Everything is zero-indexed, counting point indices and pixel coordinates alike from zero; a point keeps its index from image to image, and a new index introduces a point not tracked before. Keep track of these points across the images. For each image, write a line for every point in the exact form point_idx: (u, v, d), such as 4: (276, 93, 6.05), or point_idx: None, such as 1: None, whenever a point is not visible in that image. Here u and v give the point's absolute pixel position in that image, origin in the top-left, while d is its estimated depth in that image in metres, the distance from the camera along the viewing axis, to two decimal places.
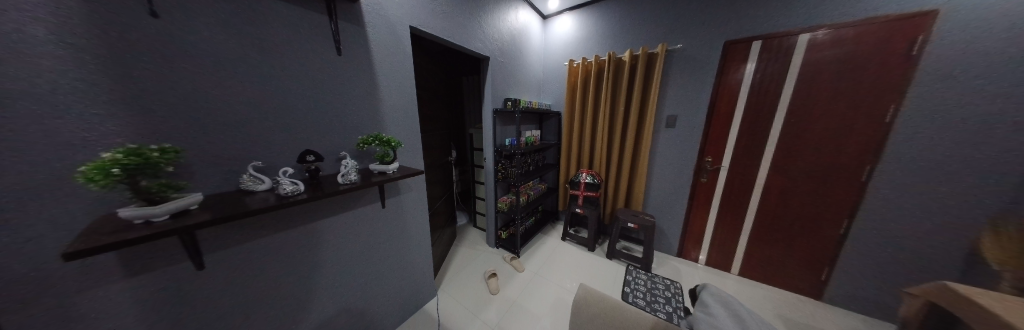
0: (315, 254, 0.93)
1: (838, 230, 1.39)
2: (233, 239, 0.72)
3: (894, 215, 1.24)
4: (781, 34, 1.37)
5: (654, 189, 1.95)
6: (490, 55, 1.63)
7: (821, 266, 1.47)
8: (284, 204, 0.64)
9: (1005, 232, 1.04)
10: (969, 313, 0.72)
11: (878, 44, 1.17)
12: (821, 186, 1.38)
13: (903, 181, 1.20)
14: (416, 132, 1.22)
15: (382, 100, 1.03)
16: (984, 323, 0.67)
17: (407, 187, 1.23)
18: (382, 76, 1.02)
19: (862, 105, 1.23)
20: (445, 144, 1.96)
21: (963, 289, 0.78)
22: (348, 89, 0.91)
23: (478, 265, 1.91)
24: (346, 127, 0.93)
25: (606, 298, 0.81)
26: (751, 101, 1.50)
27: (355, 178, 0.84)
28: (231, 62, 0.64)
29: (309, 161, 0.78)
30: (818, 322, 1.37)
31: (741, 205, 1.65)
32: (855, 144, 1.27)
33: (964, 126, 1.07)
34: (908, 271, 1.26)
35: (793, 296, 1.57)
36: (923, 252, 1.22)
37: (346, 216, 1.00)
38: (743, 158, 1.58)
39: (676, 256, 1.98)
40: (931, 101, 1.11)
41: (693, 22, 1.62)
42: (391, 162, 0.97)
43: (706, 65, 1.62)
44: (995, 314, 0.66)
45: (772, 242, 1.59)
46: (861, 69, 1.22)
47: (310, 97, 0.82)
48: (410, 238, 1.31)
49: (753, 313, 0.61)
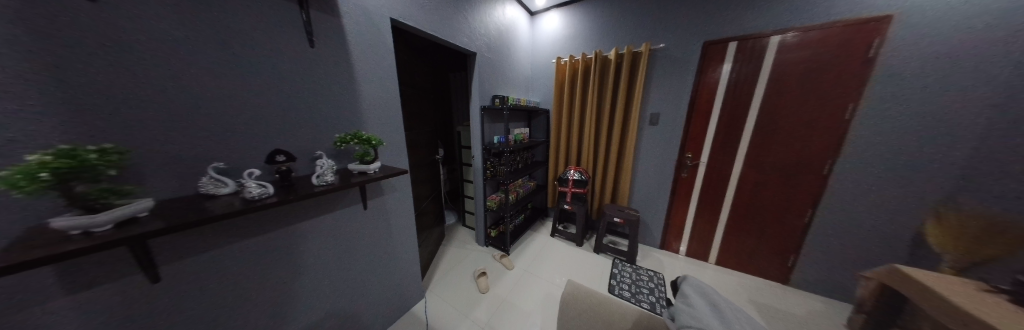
0: (291, 261, 0.87)
1: (804, 220, 1.50)
2: (195, 248, 0.66)
3: (851, 204, 1.36)
4: (754, 36, 1.45)
5: (639, 184, 2.01)
6: (477, 50, 1.60)
7: (788, 253, 1.59)
8: (250, 208, 0.59)
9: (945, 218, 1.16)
10: (921, 297, 0.78)
11: (841, 46, 1.26)
12: (788, 180, 1.49)
13: (859, 173, 1.32)
14: (399, 131, 1.18)
15: (361, 95, 0.99)
16: (939, 307, 0.72)
17: (391, 187, 1.19)
18: (361, 71, 0.97)
19: (825, 103, 1.33)
20: (431, 143, 1.91)
21: (913, 273, 0.85)
22: (324, 84, 0.86)
23: (467, 265, 1.89)
24: (322, 124, 0.88)
25: (593, 293, 0.82)
26: (728, 99, 1.58)
27: (332, 179, 0.79)
28: (187, 51, 0.58)
29: (279, 161, 0.73)
30: (787, 304, 1.48)
31: (718, 198, 1.73)
32: (819, 140, 1.37)
33: (910, 123, 1.18)
34: (863, 255, 1.39)
35: (764, 281, 1.68)
36: (875, 238, 1.34)
37: (324, 218, 0.94)
38: (720, 154, 1.66)
39: (659, 249, 2.06)
40: (883, 101, 1.22)
41: (675, 23, 1.67)
42: (371, 162, 0.92)
43: (687, 65, 1.67)
44: (948, 300, 0.71)
45: (745, 232, 1.70)
46: (825, 70, 1.31)
47: (281, 92, 0.76)
48: (396, 238, 1.27)
49: (730, 301, 0.64)
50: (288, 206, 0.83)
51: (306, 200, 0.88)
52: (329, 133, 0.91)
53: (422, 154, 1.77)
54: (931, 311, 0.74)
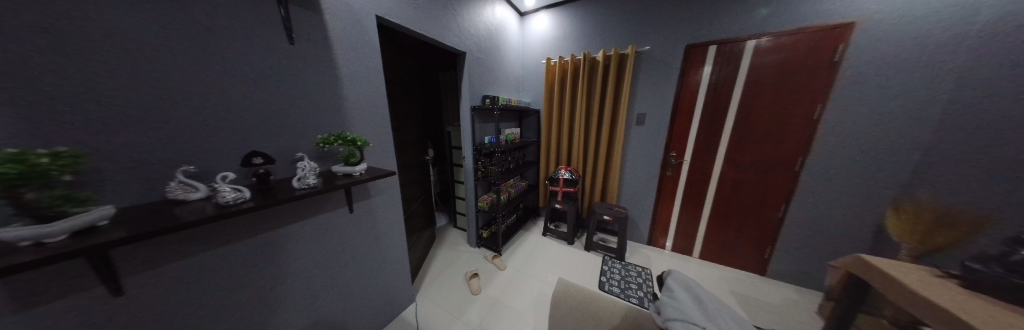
0: (271, 268, 0.83)
1: (778, 214, 1.59)
2: (163, 258, 0.61)
3: (820, 199, 1.46)
4: (732, 40, 1.52)
5: (627, 182, 2.07)
6: (466, 50, 1.58)
7: (765, 246, 1.67)
8: (225, 213, 0.55)
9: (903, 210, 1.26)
10: (886, 285, 0.83)
11: (810, 50, 1.35)
12: (764, 176, 1.57)
13: (827, 170, 1.41)
14: (386, 131, 1.15)
15: (345, 95, 0.95)
16: (902, 295, 0.77)
17: (378, 189, 1.15)
18: (345, 70, 0.94)
19: (797, 104, 1.42)
20: (420, 143, 1.87)
21: (878, 263, 0.91)
22: (305, 83, 0.83)
23: (459, 267, 1.87)
24: (302, 124, 0.84)
25: (583, 290, 0.84)
26: (709, 100, 1.65)
27: (315, 182, 0.76)
28: (146, 46, 0.53)
29: (256, 164, 0.69)
30: (764, 294, 1.57)
31: (701, 195, 1.81)
32: (791, 139, 1.46)
33: (871, 123, 1.28)
34: (831, 246, 1.49)
35: (743, 273, 1.77)
36: (842, 229, 1.44)
37: (306, 223, 0.91)
38: (702, 153, 1.73)
39: (647, 245, 2.12)
40: (847, 102, 1.31)
41: (659, 26, 1.72)
42: (357, 163, 0.89)
43: (671, 67, 1.73)
44: (912, 288, 0.76)
45: (726, 227, 1.78)
46: (796, 72, 1.39)
47: (257, 90, 0.71)
48: (383, 242, 1.23)
49: (712, 294, 0.67)
50: (266, 211, 0.79)
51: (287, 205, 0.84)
52: (310, 134, 0.87)
53: (411, 155, 1.73)
54: (896, 299, 0.79)
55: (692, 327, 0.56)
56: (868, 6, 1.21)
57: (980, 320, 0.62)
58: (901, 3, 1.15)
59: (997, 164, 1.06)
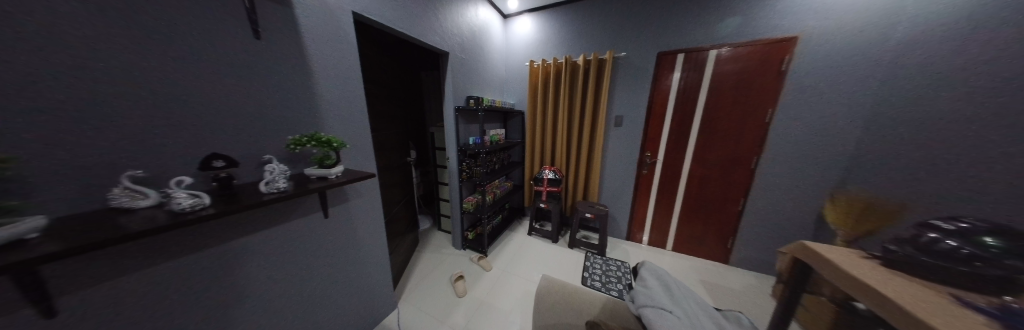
0: (236, 281, 0.76)
1: (739, 207, 1.75)
2: (105, 274, 0.54)
3: (773, 193, 1.63)
4: (697, 49, 1.65)
5: (607, 181, 2.16)
6: (449, 50, 1.57)
7: (728, 237, 1.83)
8: (181, 221, 0.51)
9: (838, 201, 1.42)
10: (820, 265, 0.94)
11: (761, 61, 1.51)
12: (726, 173, 1.73)
13: (778, 167, 1.58)
14: (364, 132, 1.11)
15: (319, 94, 0.91)
16: (833, 273, 0.87)
17: (356, 192, 1.11)
18: (318, 67, 0.89)
19: (752, 108, 1.58)
20: (401, 145, 1.82)
21: (813, 246, 1.03)
22: (275, 82, 0.78)
23: (443, 270, 1.84)
24: (272, 125, 0.79)
25: (566, 284, 0.87)
26: (678, 103, 1.78)
27: (285, 186, 0.72)
28: (85, 37, 0.47)
29: (217, 167, 0.64)
30: (727, 281, 1.71)
31: (673, 191, 1.94)
32: (748, 139, 1.62)
33: (813, 125, 1.45)
34: (783, 235, 1.66)
35: (710, 263, 1.92)
36: (792, 220, 1.61)
37: (276, 230, 0.85)
38: (673, 152, 1.86)
39: (626, 240, 2.22)
40: (793, 106, 1.48)
41: (634, 34, 1.82)
42: (333, 166, 0.84)
43: (645, 72, 1.84)
44: (839, 267, 0.86)
45: (695, 220, 1.92)
46: (751, 80, 1.55)
47: (219, 88, 0.66)
48: (362, 246, 1.18)
49: (679, 281, 0.73)
50: (230, 218, 0.73)
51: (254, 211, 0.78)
52: (281, 135, 0.82)
53: (392, 157, 1.68)
54: (830, 278, 0.88)
55: (662, 312, 0.61)
56: (808, 23, 1.38)
57: (891, 292, 0.72)
58: (832, 22, 1.33)
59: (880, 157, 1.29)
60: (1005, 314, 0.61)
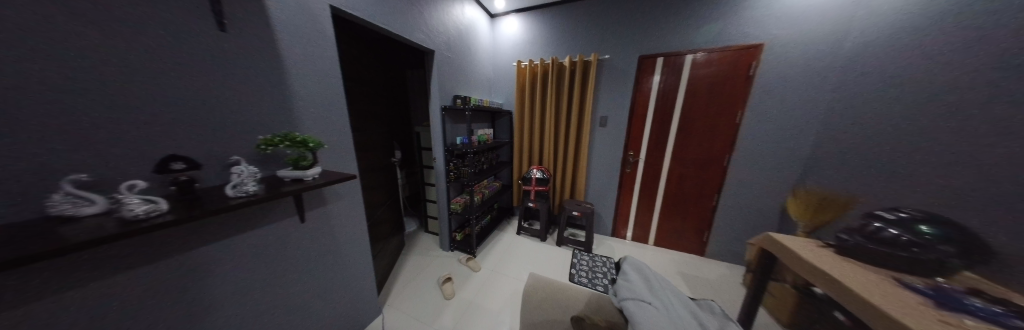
0: (201, 294, 0.70)
1: (713, 202, 1.86)
2: (45, 290, 0.48)
3: (744, 188, 1.74)
4: (675, 53, 1.74)
5: (593, 179, 2.22)
6: (435, 48, 1.54)
7: (704, 230, 1.94)
8: (135, 229, 0.47)
9: (801, 193, 1.51)
10: (782, 254, 1.02)
11: (732, 65, 1.61)
12: (702, 171, 1.83)
13: (748, 164, 1.70)
14: (344, 131, 1.06)
15: (294, 91, 0.86)
16: (794, 261, 0.95)
17: (336, 194, 1.06)
18: (292, 63, 0.84)
19: (725, 109, 1.68)
20: (385, 145, 1.76)
21: (776, 236, 1.11)
22: (246, 78, 0.72)
23: (431, 272, 1.80)
24: (243, 125, 0.73)
25: (552, 282, 0.88)
26: (658, 105, 1.86)
27: (254, 189, 0.67)
28: (16, 21, 0.42)
29: (177, 170, 0.58)
30: (704, 272, 1.82)
31: (653, 188, 2.03)
32: (721, 138, 1.73)
33: (777, 126, 1.58)
34: (752, 228, 1.79)
35: (688, 256, 2.03)
36: (760, 213, 1.74)
37: (248, 236, 0.79)
38: (654, 151, 1.94)
39: (611, 237, 2.30)
40: (760, 108, 1.60)
41: (617, 37, 1.88)
42: (309, 167, 0.80)
43: (627, 74, 1.91)
44: (799, 256, 0.94)
45: (674, 216, 2.02)
46: (723, 83, 1.66)
47: (181, 84, 0.60)
48: (343, 250, 1.13)
49: (657, 273, 0.77)
50: (194, 226, 0.67)
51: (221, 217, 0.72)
52: (252, 135, 0.76)
53: (375, 157, 1.62)
54: (792, 266, 0.96)
55: (641, 303, 0.64)
56: (772, 32, 1.49)
57: (842, 277, 0.80)
58: (792, 32, 1.45)
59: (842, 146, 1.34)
60: (938, 295, 0.67)
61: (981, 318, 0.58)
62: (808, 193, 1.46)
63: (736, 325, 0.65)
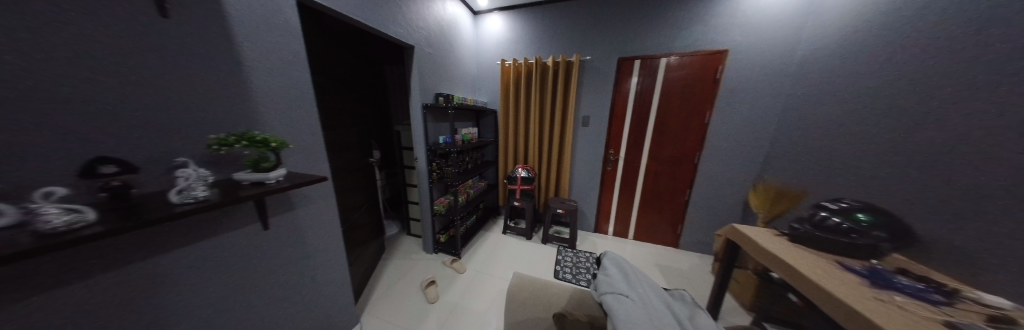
0: (147, 317, 0.61)
1: (686, 197, 1.98)
2: None
3: (713, 184, 1.87)
4: (651, 56, 1.83)
5: (576, 177, 2.27)
6: (415, 44, 1.49)
7: (677, 224, 2.07)
8: (59, 242, 0.39)
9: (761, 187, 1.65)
10: (746, 244, 1.11)
11: (701, 69, 1.73)
12: (675, 168, 1.94)
13: (716, 161, 1.83)
14: (313, 130, 0.99)
15: (255, 86, 0.77)
16: (755, 250, 1.04)
17: (307, 198, 0.98)
18: (253, 54, 0.76)
19: (695, 110, 1.80)
20: (361, 145, 1.67)
21: (739, 228, 1.20)
22: (193, 70, 0.63)
23: (413, 276, 1.74)
24: (189, 122, 0.63)
25: (536, 280, 0.89)
26: (635, 105, 1.94)
27: (205, 195, 0.60)
28: None
29: (106, 174, 0.50)
30: (678, 262, 1.94)
31: (632, 185, 2.12)
32: (692, 137, 1.84)
33: (741, 125, 1.71)
34: (720, 220, 1.93)
35: (664, 248, 2.14)
36: (727, 207, 1.88)
37: (205, 249, 0.70)
38: (633, 150, 2.03)
39: (593, 233, 2.37)
40: (726, 109, 1.72)
41: (598, 39, 1.93)
42: (272, 169, 0.73)
43: (607, 75, 1.97)
44: (759, 245, 1.03)
45: (651, 211, 2.12)
46: (693, 86, 1.76)
47: (114, 77, 0.51)
48: (317, 258, 1.06)
49: (635, 267, 0.80)
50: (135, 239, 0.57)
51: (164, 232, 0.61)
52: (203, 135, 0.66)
53: (350, 158, 1.53)
54: (754, 255, 1.05)
55: (621, 297, 0.66)
56: (735, 39, 1.62)
57: (795, 263, 0.88)
58: (752, 40, 1.58)
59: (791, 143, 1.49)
60: (871, 274, 0.79)
61: (908, 294, 0.69)
62: (767, 187, 1.60)
63: (704, 312, 0.70)
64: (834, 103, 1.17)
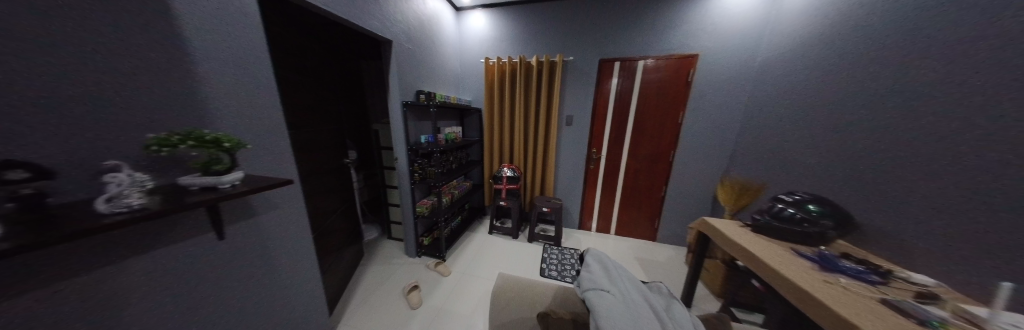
0: None
1: (662, 193, 2.09)
2: None
3: (688, 180, 1.99)
4: (629, 58, 1.90)
5: (561, 176, 2.31)
6: (393, 38, 1.42)
7: (654, 218, 2.18)
8: None
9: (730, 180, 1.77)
10: (715, 235, 1.19)
11: (674, 72, 1.82)
12: (653, 165, 2.04)
13: (689, 159, 1.94)
14: (278, 129, 0.88)
15: (213, 77, 0.67)
16: (723, 240, 1.12)
17: (276, 203, 0.90)
18: (211, 42, 0.66)
19: (670, 110, 1.90)
20: (334, 144, 1.56)
21: (710, 220, 1.29)
22: (138, 61, 0.53)
23: (396, 282, 1.67)
24: (131, 124, 0.53)
25: (520, 280, 0.88)
26: (615, 106, 2.01)
27: (141, 202, 0.49)
28: None
29: (13, 180, 0.38)
30: (655, 255, 2.04)
31: (613, 183, 2.20)
32: (667, 136, 1.95)
33: (711, 125, 1.84)
34: (693, 214, 2.06)
35: (642, 241, 2.25)
36: (699, 201, 2.02)
37: (156, 269, 0.60)
38: (614, 148, 2.10)
39: (577, 230, 2.42)
40: (698, 110, 1.83)
41: (579, 41, 1.97)
42: (226, 172, 0.64)
43: (588, 76, 2.02)
44: (726, 236, 1.11)
45: (630, 206, 2.21)
46: (668, 87, 1.86)
47: (45, 64, 0.42)
48: (290, 268, 0.97)
49: (615, 262, 0.82)
50: (67, 260, 0.47)
51: (99, 255, 0.51)
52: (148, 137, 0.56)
53: (321, 159, 1.43)
54: (722, 245, 1.12)
55: (601, 293, 0.68)
56: (704, 45, 1.73)
57: (758, 251, 0.96)
58: (718, 46, 1.70)
59: (751, 142, 1.62)
60: (821, 259, 0.88)
61: (851, 276, 0.79)
62: (733, 181, 1.73)
63: (679, 302, 0.74)
64: (794, 107, 1.30)
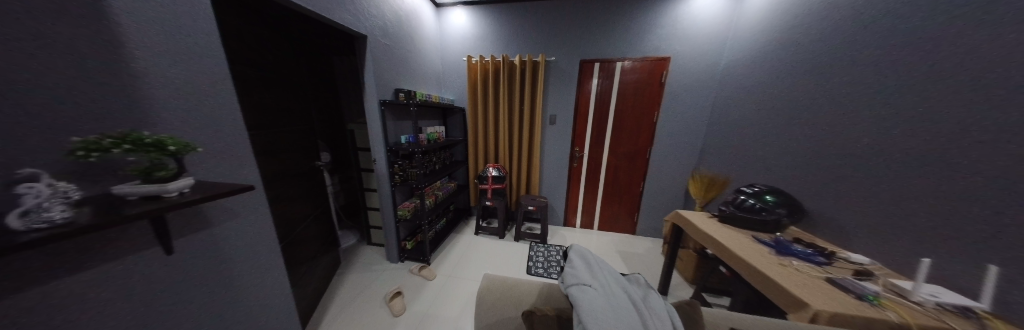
0: None
1: (641, 188, 2.19)
2: None
3: (664, 175, 2.10)
4: (608, 60, 1.96)
5: (546, 174, 2.34)
6: (368, 34, 1.35)
7: (634, 213, 2.28)
8: None
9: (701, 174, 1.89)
10: (688, 227, 1.27)
11: (649, 73, 1.92)
12: (632, 162, 2.14)
13: (664, 155, 2.06)
14: (238, 131, 0.79)
15: (160, 73, 0.59)
16: (695, 231, 1.19)
17: (239, 212, 0.81)
18: (157, 32, 0.58)
19: (646, 110, 1.99)
20: (303, 146, 1.45)
21: (683, 213, 1.37)
22: (70, 54, 0.46)
23: (376, 289, 1.59)
24: (59, 127, 0.45)
25: (505, 278, 0.88)
26: (596, 105, 2.07)
27: (67, 216, 0.42)
28: None
29: None
30: (635, 247, 2.14)
31: (596, 180, 2.27)
32: (644, 134, 2.05)
33: (684, 123, 1.95)
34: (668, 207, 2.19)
35: (623, 235, 2.35)
36: (674, 195, 2.14)
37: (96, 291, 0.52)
38: (595, 146, 2.17)
39: (563, 226, 2.47)
40: (672, 109, 1.95)
41: (561, 41, 2.00)
42: (172, 179, 0.56)
43: (570, 76, 2.06)
44: (698, 227, 1.18)
45: (612, 202, 2.30)
46: (644, 88, 1.95)
47: None
48: (256, 281, 0.89)
49: (596, 257, 0.84)
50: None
51: (7, 285, 0.42)
52: (71, 142, 0.47)
53: (288, 162, 1.32)
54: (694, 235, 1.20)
55: (585, 288, 0.69)
56: (676, 48, 1.83)
57: (725, 240, 1.04)
58: (688, 49, 1.81)
59: (718, 139, 1.75)
60: (776, 243, 0.98)
61: (802, 258, 0.89)
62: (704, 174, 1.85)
63: (656, 292, 0.78)
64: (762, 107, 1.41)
